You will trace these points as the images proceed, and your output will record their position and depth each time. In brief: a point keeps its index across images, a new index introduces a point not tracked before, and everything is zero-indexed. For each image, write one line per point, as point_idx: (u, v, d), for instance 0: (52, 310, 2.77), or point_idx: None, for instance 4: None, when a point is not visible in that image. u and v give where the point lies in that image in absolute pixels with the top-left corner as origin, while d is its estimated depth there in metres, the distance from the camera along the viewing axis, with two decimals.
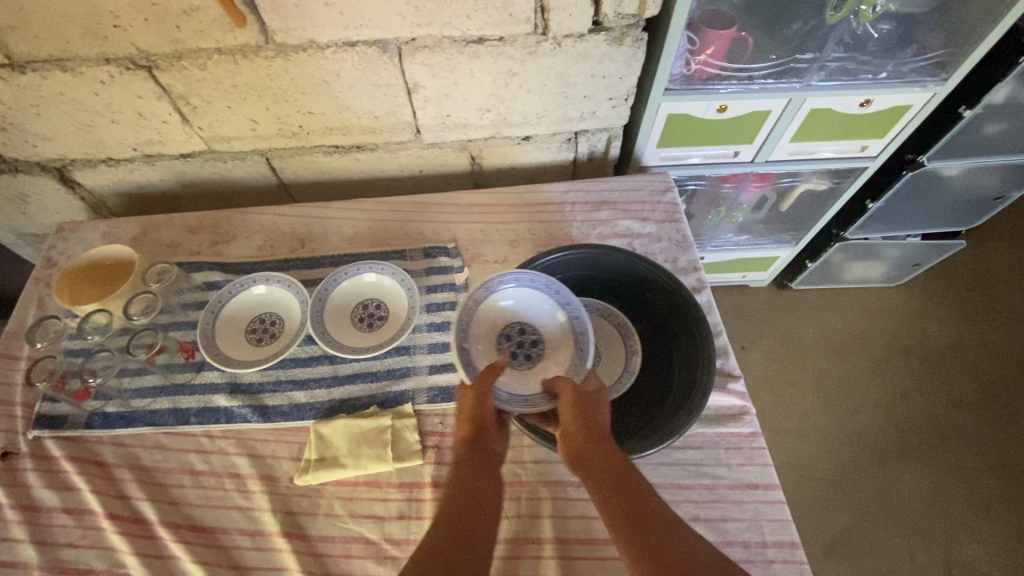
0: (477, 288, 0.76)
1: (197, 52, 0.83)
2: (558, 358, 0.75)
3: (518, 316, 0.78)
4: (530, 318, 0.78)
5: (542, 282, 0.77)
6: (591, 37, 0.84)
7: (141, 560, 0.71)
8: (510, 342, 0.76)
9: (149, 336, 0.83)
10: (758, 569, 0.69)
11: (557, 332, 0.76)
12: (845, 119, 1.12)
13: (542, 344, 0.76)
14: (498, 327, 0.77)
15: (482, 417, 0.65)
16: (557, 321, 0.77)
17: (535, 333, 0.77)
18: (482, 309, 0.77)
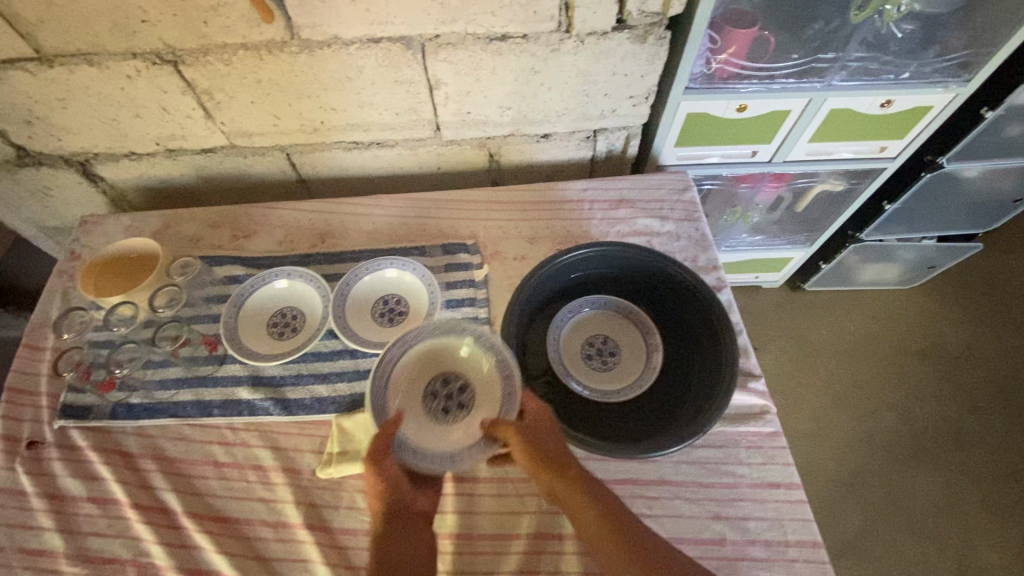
0: (389, 347, 0.75)
1: (222, 48, 0.83)
2: (485, 406, 0.74)
3: (439, 369, 0.77)
4: (452, 367, 0.77)
5: (456, 330, 0.77)
6: (615, 34, 0.84)
7: (167, 549, 0.72)
8: (437, 398, 0.75)
9: (174, 328, 0.86)
10: (779, 568, 0.70)
11: (481, 379, 0.75)
12: (865, 120, 1.11)
13: (470, 391, 0.75)
14: (422, 385, 0.76)
15: (392, 493, 0.64)
16: (483, 366, 0.76)
17: (460, 381, 0.76)
18: (403, 361, 0.75)
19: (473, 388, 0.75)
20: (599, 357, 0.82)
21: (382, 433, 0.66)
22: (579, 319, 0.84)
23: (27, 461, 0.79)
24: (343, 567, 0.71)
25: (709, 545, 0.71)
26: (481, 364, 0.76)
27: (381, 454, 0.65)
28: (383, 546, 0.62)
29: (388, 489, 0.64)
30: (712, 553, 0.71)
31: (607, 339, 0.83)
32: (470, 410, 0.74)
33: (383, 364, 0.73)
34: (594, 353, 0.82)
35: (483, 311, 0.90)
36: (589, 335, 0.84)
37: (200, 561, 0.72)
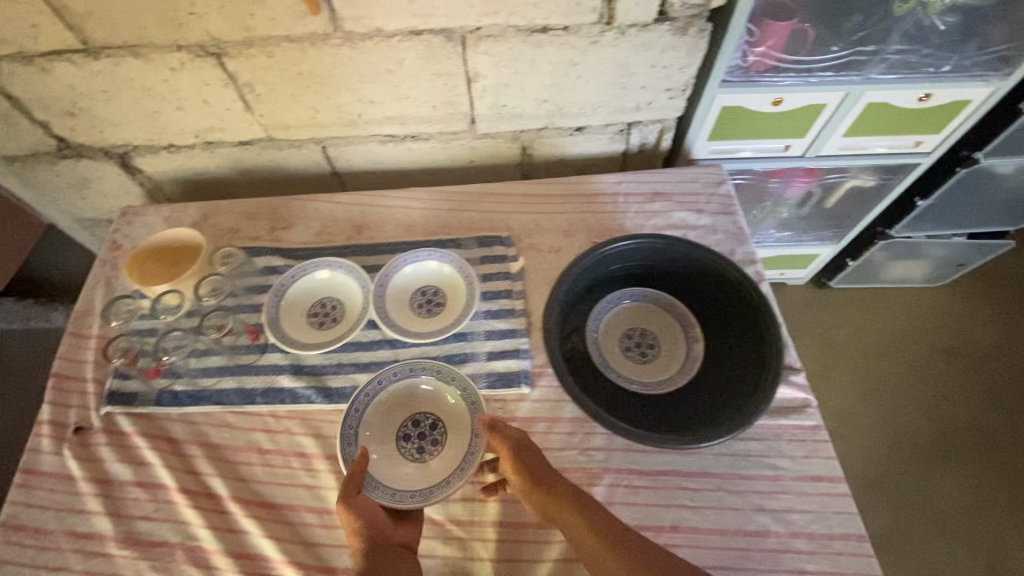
0: (362, 388, 0.78)
1: (266, 40, 0.84)
2: (457, 439, 0.76)
3: (411, 409, 0.79)
4: (421, 406, 0.79)
5: (426, 368, 0.80)
6: (656, 26, 0.85)
7: (215, 533, 0.74)
8: (409, 439, 0.77)
9: (217, 317, 0.87)
10: (823, 560, 0.70)
11: (450, 415, 0.78)
12: (901, 114, 1.10)
13: (441, 428, 0.77)
14: (395, 427, 0.78)
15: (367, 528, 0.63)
16: (451, 401, 0.79)
17: (430, 418, 0.78)
18: (374, 406, 0.78)
19: (444, 424, 0.77)
20: (637, 348, 0.82)
21: (351, 471, 0.66)
22: (618, 310, 0.85)
23: (74, 445, 0.81)
24: None
25: (752, 537, 0.72)
26: (449, 399, 0.79)
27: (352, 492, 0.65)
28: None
29: (362, 526, 0.63)
30: (756, 545, 0.71)
31: (646, 331, 0.83)
32: (443, 446, 0.76)
33: (353, 407, 0.76)
34: (633, 345, 0.82)
35: (520, 303, 0.91)
36: (627, 326, 0.84)
37: (247, 545, 0.73)
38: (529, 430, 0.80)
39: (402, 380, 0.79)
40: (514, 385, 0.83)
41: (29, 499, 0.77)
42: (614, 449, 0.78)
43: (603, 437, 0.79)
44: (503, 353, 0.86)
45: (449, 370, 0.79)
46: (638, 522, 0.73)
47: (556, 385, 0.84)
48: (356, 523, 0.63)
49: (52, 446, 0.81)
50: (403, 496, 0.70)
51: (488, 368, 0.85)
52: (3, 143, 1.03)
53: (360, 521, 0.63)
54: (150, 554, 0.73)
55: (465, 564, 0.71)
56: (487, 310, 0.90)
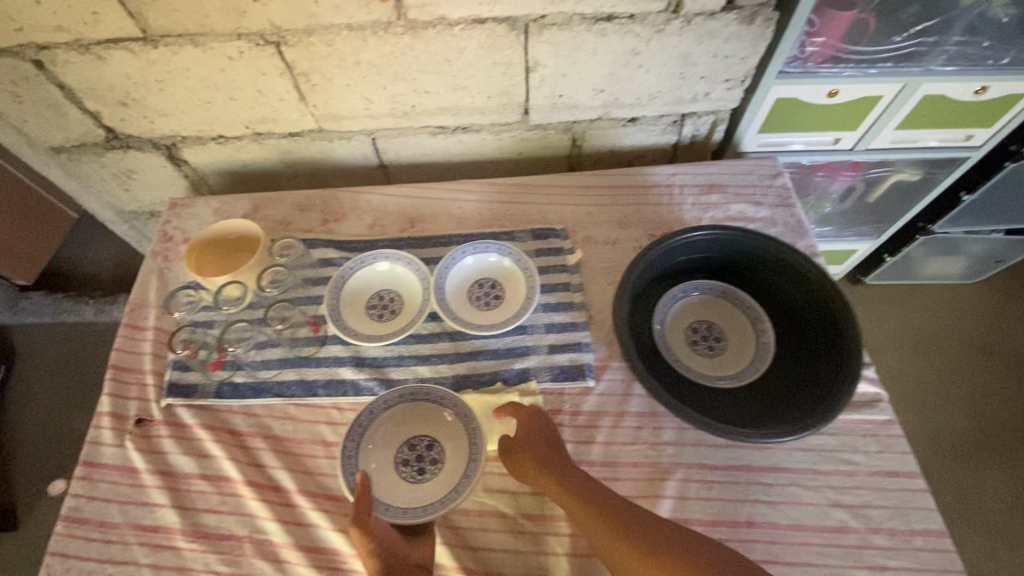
0: (359, 414, 0.76)
1: (328, 28, 0.83)
2: (456, 455, 0.75)
3: (404, 432, 0.77)
4: (416, 427, 0.77)
5: (422, 393, 0.78)
6: (723, 15, 0.83)
7: (283, 526, 0.73)
8: (409, 459, 0.75)
9: (280, 309, 0.86)
10: (905, 556, 0.69)
11: (447, 432, 0.76)
12: (956, 107, 1.09)
13: (438, 446, 0.76)
14: (391, 451, 0.76)
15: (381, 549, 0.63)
16: (445, 418, 0.77)
17: (425, 439, 0.76)
18: (369, 431, 0.76)
19: (440, 443, 0.76)
20: (705, 343, 0.81)
21: (358, 497, 0.64)
22: (685, 304, 0.84)
23: (136, 437, 0.79)
24: (460, 546, 0.71)
25: (831, 533, 0.70)
26: (443, 416, 0.77)
27: (363, 516, 0.64)
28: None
29: (377, 548, 0.63)
30: (834, 540, 0.70)
31: (712, 325, 0.82)
32: (443, 465, 0.74)
33: (351, 434, 0.74)
34: (699, 339, 0.81)
35: (579, 295, 0.89)
36: (694, 321, 0.83)
37: (316, 539, 0.72)
38: (596, 423, 0.79)
39: (393, 404, 0.77)
40: (578, 378, 0.82)
41: (91, 492, 0.76)
42: (684, 443, 0.77)
43: (672, 431, 0.78)
44: (564, 346, 0.85)
45: (443, 393, 0.77)
46: (713, 517, 0.72)
47: (621, 379, 0.82)
48: (372, 545, 0.62)
49: (113, 438, 0.80)
50: (414, 513, 0.70)
51: (551, 361, 0.83)
52: (51, 134, 1.01)
53: (373, 543, 0.63)
54: (219, 548, 0.72)
55: (539, 559, 0.70)
56: (546, 302, 0.89)
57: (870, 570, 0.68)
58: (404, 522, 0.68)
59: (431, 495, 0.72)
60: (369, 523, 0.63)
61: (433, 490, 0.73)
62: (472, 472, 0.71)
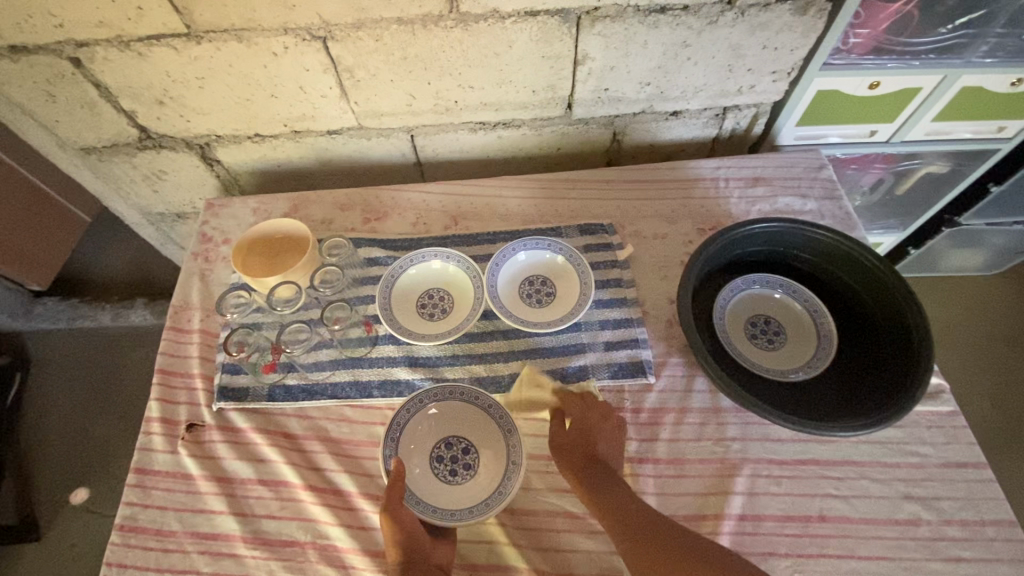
0: (399, 408, 0.74)
1: (377, 22, 0.82)
2: (493, 463, 0.72)
3: (445, 431, 0.75)
4: (457, 427, 0.75)
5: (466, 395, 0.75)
6: (778, 6, 0.83)
7: (347, 531, 0.71)
8: (444, 459, 0.73)
9: (339, 309, 0.84)
10: (981, 547, 0.68)
11: (485, 436, 0.74)
12: (993, 98, 1.08)
13: (474, 450, 0.74)
14: (428, 447, 0.74)
15: (407, 539, 0.63)
16: (487, 423, 0.74)
17: (463, 441, 0.74)
18: (409, 428, 0.74)
19: (478, 448, 0.74)
20: (764, 337, 0.80)
21: (391, 484, 0.66)
22: (745, 298, 0.83)
23: (188, 443, 0.77)
24: (531, 547, 0.69)
25: (905, 526, 0.69)
26: (485, 422, 0.75)
27: (393, 505, 0.65)
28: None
29: (404, 538, 0.63)
30: (909, 533, 0.69)
31: (770, 318, 0.82)
32: (477, 470, 0.72)
33: (391, 432, 0.72)
34: (758, 332, 0.81)
35: (631, 291, 0.88)
36: (752, 315, 0.82)
37: (381, 543, 0.70)
38: (659, 420, 0.78)
39: (438, 403, 0.76)
40: (638, 375, 0.80)
41: (145, 500, 0.73)
42: (749, 438, 0.76)
43: (736, 427, 0.77)
44: (621, 342, 0.83)
45: (486, 398, 0.75)
46: (785, 512, 0.71)
47: (681, 374, 0.81)
48: (399, 536, 0.63)
49: (165, 444, 0.77)
50: (442, 513, 0.68)
51: (609, 358, 0.82)
52: (83, 134, 0.99)
53: (400, 532, 0.64)
54: (281, 554, 0.70)
55: (612, 559, 0.68)
56: (599, 299, 0.87)
57: (947, 562, 0.67)
58: (431, 520, 0.67)
59: (460, 498, 0.70)
60: (399, 510, 0.65)
61: (464, 495, 0.70)
62: (506, 488, 0.69)
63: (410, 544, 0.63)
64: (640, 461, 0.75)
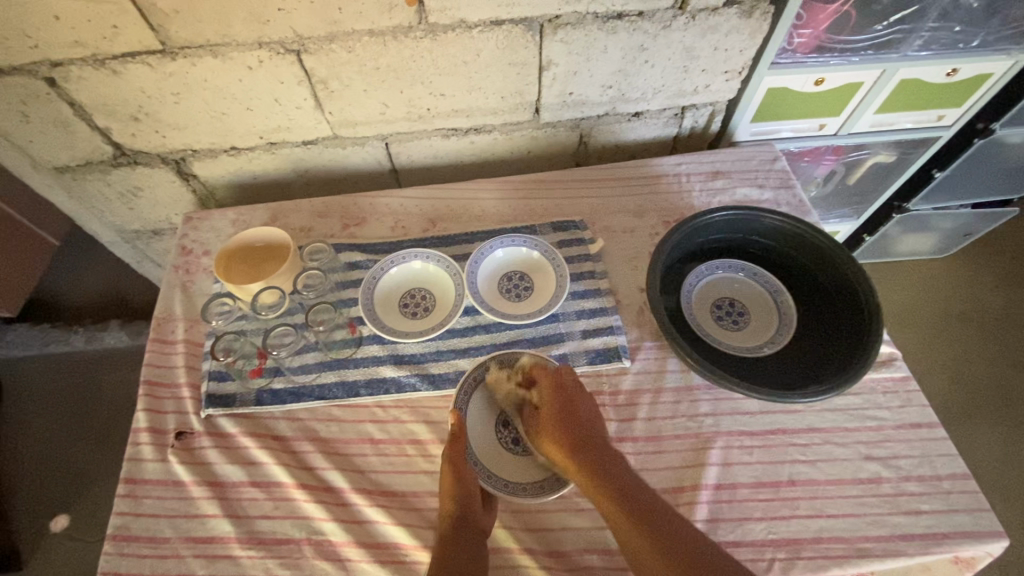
0: (475, 368, 0.79)
1: (349, 34, 0.85)
2: None
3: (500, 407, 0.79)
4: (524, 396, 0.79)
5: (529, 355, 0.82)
6: (725, 10, 0.89)
7: (341, 526, 0.72)
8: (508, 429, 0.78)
9: (326, 312, 0.86)
10: (938, 500, 0.73)
11: None
12: (930, 89, 1.16)
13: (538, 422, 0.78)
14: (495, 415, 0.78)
15: (463, 494, 0.68)
16: None
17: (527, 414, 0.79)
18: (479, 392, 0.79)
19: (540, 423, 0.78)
20: (730, 317, 0.86)
21: (453, 439, 0.71)
22: (732, 281, 0.89)
23: (178, 451, 0.78)
24: (522, 528, 0.72)
25: (868, 484, 0.74)
26: None
27: (456, 458, 0.71)
28: (448, 548, 0.65)
29: (461, 493, 0.68)
30: (872, 491, 0.73)
31: (734, 301, 0.87)
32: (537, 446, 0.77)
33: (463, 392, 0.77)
34: (724, 314, 0.86)
35: (604, 282, 0.92)
36: (734, 296, 0.87)
37: (376, 535, 0.72)
38: (636, 401, 0.82)
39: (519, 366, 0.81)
40: (614, 360, 0.85)
41: (137, 509, 0.74)
42: (721, 413, 0.80)
43: (708, 404, 0.81)
44: (598, 330, 0.87)
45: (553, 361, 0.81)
46: (757, 479, 0.75)
47: (655, 358, 0.86)
48: (457, 489, 0.68)
49: (155, 454, 0.78)
50: (495, 482, 0.73)
51: (586, 346, 0.86)
52: (56, 153, 0.99)
53: (458, 490, 0.68)
54: (276, 552, 0.71)
55: (598, 534, 0.71)
56: (574, 291, 0.91)
57: (908, 516, 0.72)
58: (485, 485, 0.72)
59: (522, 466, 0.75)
60: (462, 464, 0.70)
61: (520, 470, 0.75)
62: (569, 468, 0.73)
63: (465, 499, 0.68)
64: (621, 440, 0.79)
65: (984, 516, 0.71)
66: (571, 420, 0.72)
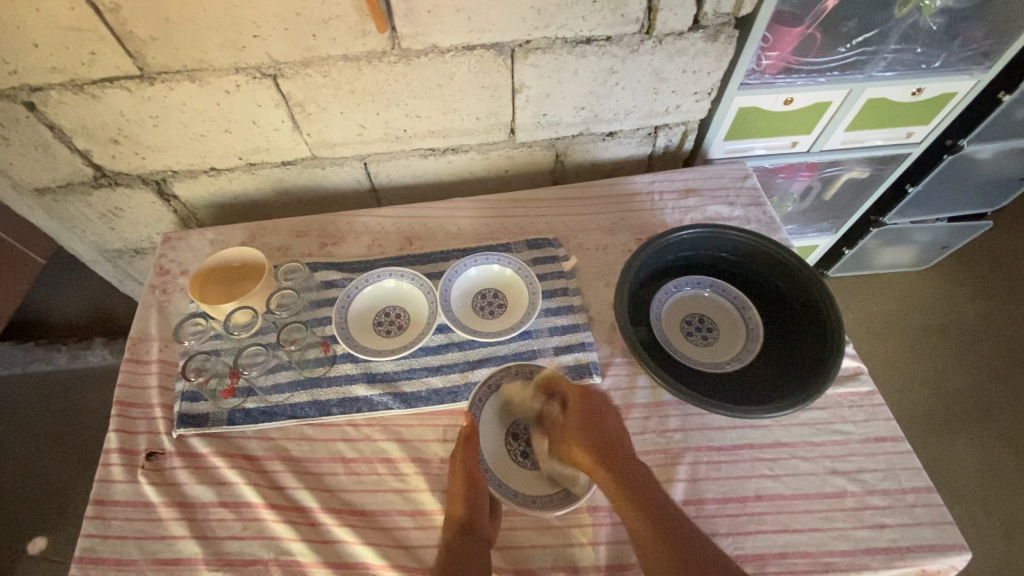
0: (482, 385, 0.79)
1: (325, 60, 0.87)
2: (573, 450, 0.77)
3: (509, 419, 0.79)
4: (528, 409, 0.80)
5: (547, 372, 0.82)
6: (691, 34, 0.92)
7: (310, 545, 0.72)
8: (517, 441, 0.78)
9: (297, 330, 0.87)
10: (902, 513, 0.73)
11: None
12: (897, 108, 1.19)
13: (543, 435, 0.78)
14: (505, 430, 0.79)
15: (473, 500, 0.70)
16: None
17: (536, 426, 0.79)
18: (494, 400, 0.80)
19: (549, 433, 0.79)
20: (698, 333, 0.87)
21: (466, 441, 0.74)
22: (700, 298, 0.90)
23: (149, 471, 0.78)
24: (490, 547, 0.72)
25: (833, 498, 0.74)
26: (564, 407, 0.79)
27: (468, 461, 0.73)
28: (455, 554, 0.65)
29: (470, 497, 0.70)
30: (837, 505, 0.74)
31: (703, 317, 0.88)
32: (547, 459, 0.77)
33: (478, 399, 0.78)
34: (693, 330, 0.87)
35: (578, 299, 0.93)
36: (703, 312, 0.89)
37: (344, 555, 0.72)
38: None
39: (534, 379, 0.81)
40: (585, 376, 0.85)
41: (105, 531, 0.74)
42: (689, 429, 0.81)
43: (677, 419, 0.82)
44: (569, 347, 0.88)
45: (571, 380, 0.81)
46: (724, 495, 0.75)
47: (625, 374, 0.87)
48: (468, 496, 0.70)
49: (125, 475, 0.78)
50: (505, 490, 0.73)
51: (557, 362, 0.87)
52: (37, 175, 1.00)
53: (468, 492, 0.70)
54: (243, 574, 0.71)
55: (566, 551, 0.72)
56: (547, 308, 0.92)
57: (872, 530, 0.72)
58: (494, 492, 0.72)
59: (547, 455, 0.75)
60: (474, 469, 0.72)
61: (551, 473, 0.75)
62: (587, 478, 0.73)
63: (473, 504, 0.70)
64: None
65: (948, 529, 0.72)
66: (593, 418, 0.74)
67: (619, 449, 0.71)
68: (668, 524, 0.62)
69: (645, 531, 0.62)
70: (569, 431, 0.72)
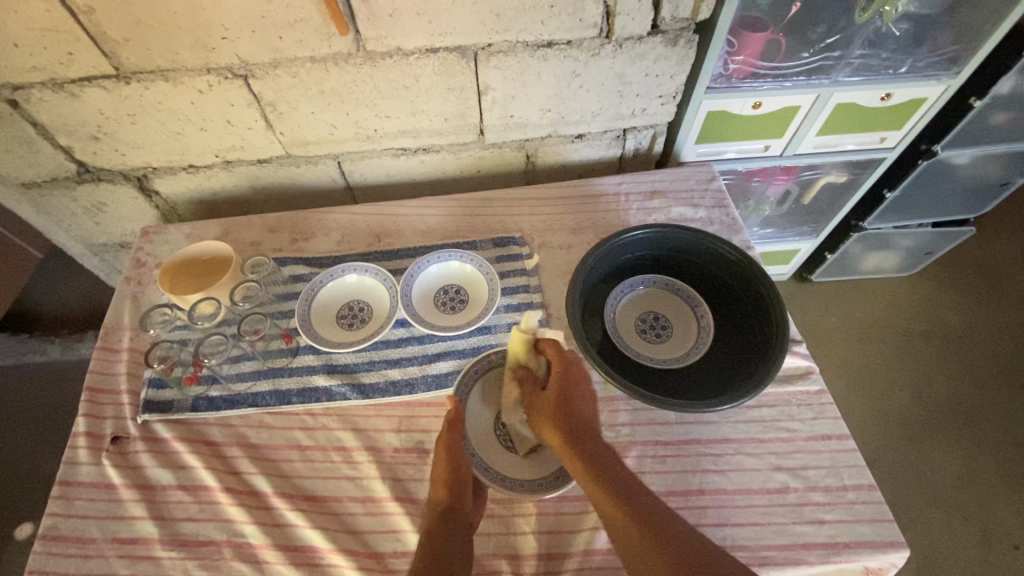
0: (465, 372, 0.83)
1: (292, 61, 0.91)
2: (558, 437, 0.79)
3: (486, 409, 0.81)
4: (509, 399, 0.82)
5: None
6: (650, 38, 0.94)
7: (261, 528, 0.75)
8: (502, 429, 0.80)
9: (257, 321, 0.90)
10: (842, 509, 0.74)
11: None
12: (868, 113, 1.20)
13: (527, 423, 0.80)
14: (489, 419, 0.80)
15: (455, 483, 0.71)
16: None
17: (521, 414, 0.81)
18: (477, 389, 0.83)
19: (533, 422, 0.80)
20: (652, 331, 0.88)
21: (452, 423, 0.75)
22: (655, 297, 0.92)
23: (112, 454, 0.81)
24: None
25: (774, 494, 0.75)
26: None
27: (454, 444, 0.74)
28: (435, 535, 0.67)
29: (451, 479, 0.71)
30: (778, 500, 0.75)
31: (659, 315, 0.90)
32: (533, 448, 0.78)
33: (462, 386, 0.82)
34: (647, 327, 0.89)
35: (538, 296, 0.95)
36: (660, 310, 0.91)
37: (295, 538, 0.74)
38: None
39: None
40: None
41: (68, 510, 0.77)
42: (638, 423, 0.82)
43: (627, 414, 0.83)
44: None
45: None
46: (667, 488, 0.77)
47: None
48: (451, 479, 0.71)
49: (90, 457, 0.81)
50: (492, 474, 0.75)
51: None
52: (22, 170, 1.05)
53: (449, 473, 0.71)
54: (196, 554, 0.73)
55: (508, 539, 0.73)
56: (507, 304, 0.94)
57: (811, 525, 0.73)
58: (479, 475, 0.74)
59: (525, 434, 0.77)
60: (458, 454, 0.73)
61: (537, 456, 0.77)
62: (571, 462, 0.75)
63: (457, 489, 0.71)
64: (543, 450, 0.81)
65: (886, 526, 0.73)
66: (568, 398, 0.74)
67: (596, 443, 0.70)
68: (647, 516, 0.61)
69: (625, 521, 0.61)
70: (544, 411, 0.73)
